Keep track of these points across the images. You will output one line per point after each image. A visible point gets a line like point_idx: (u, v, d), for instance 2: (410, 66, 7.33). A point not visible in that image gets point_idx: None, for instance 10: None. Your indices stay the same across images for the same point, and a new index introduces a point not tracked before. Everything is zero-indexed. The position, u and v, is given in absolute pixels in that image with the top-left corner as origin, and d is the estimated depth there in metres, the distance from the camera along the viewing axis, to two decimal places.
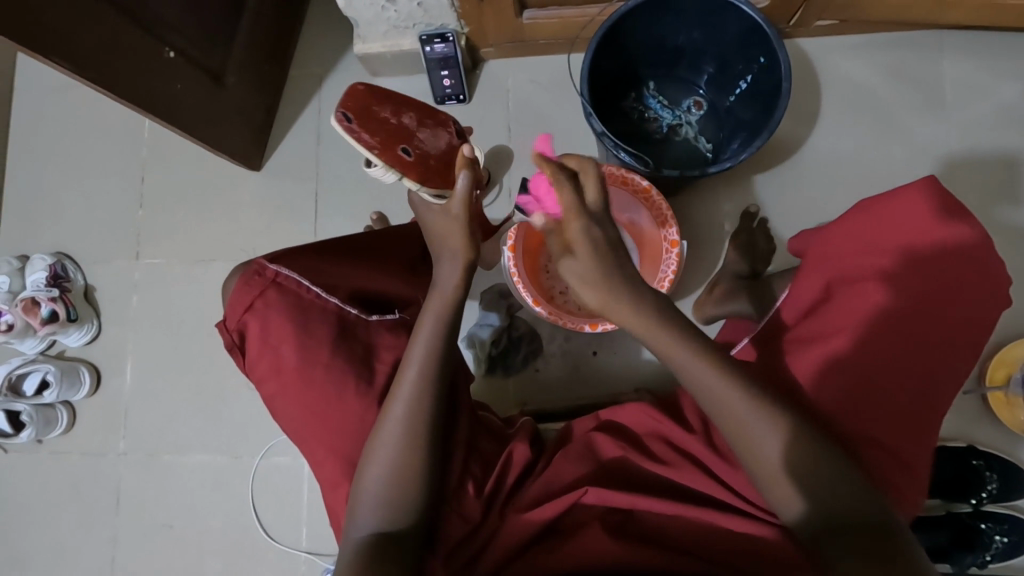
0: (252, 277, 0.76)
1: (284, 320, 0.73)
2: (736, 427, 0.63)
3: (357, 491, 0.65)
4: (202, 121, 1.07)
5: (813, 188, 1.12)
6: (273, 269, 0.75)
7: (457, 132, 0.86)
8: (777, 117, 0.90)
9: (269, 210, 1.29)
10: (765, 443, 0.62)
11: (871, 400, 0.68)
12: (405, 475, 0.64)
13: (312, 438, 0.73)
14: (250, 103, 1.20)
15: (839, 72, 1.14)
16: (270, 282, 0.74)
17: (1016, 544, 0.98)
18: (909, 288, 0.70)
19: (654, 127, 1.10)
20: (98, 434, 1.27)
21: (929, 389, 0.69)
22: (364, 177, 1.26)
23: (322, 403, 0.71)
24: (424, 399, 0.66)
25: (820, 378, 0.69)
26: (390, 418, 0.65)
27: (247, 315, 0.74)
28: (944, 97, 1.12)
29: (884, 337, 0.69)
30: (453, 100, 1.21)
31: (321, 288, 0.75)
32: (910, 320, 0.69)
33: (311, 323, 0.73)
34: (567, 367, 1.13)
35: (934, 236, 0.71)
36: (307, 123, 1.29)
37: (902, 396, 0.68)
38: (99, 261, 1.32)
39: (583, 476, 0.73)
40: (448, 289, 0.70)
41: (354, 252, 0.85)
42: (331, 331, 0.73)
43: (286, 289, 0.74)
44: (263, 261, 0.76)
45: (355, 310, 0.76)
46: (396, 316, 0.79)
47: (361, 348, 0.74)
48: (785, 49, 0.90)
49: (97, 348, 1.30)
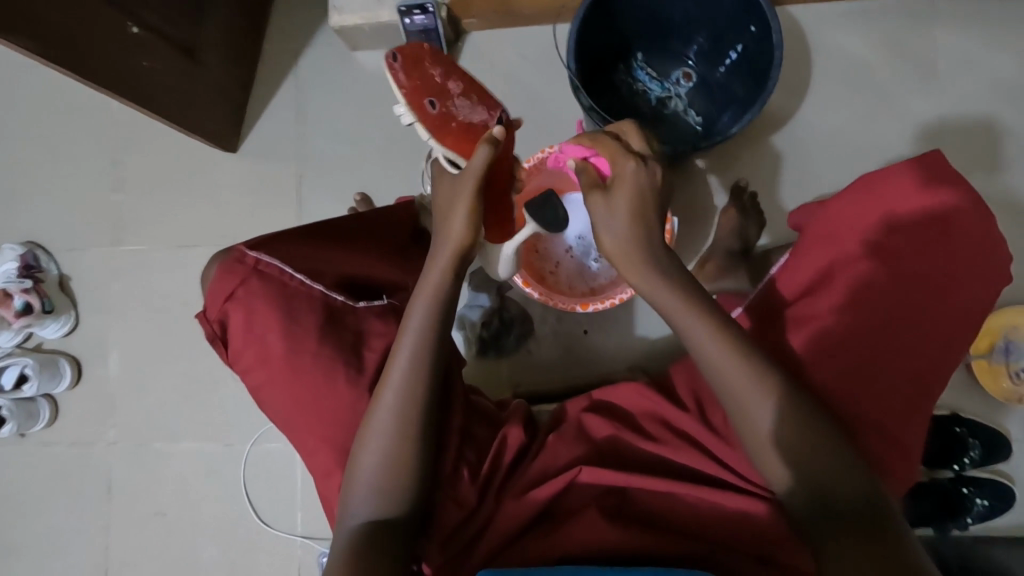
0: (232, 265, 0.73)
1: (266, 309, 0.70)
2: (735, 395, 0.63)
3: (350, 479, 0.65)
4: (167, 99, 1.02)
5: (803, 160, 1.11)
6: (253, 256, 0.73)
7: (504, 120, 0.68)
8: (768, 89, 0.88)
9: (248, 193, 1.25)
10: (762, 412, 0.62)
11: (864, 365, 0.69)
12: (401, 463, 0.63)
13: (303, 429, 0.71)
14: (223, 81, 1.15)
15: (830, 41, 1.12)
16: (251, 270, 0.72)
17: (996, 507, 1.01)
18: (906, 253, 0.71)
19: (642, 101, 1.07)
20: (83, 426, 1.25)
21: (921, 359, 0.70)
22: (347, 156, 1.23)
23: (311, 392, 0.69)
24: (418, 389, 0.64)
25: (816, 344, 0.70)
26: (382, 409, 0.64)
27: (229, 304, 0.72)
28: (935, 65, 1.11)
29: (880, 301, 0.70)
30: None
31: (305, 275, 0.73)
32: (906, 299, 0.70)
33: (297, 311, 0.71)
34: (556, 348, 1.13)
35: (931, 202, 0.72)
36: (285, 101, 1.24)
37: (897, 361, 0.69)
38: (73, 249, 1.28)
39: (578, 457, 0.73)
40: (435, 279, 0.67)
41: (338, 235, 0.82)
42: (318, 319, 0.71)
43: (268, 277, 0.72)
44: (243, 247, 0.74)
45: (341, 296, 0.74)
46: (384, 302, 0.77)
47: (350, 336, 0.71)
48: (777, 18, 0.87)
49: (77, 338, 1.27)
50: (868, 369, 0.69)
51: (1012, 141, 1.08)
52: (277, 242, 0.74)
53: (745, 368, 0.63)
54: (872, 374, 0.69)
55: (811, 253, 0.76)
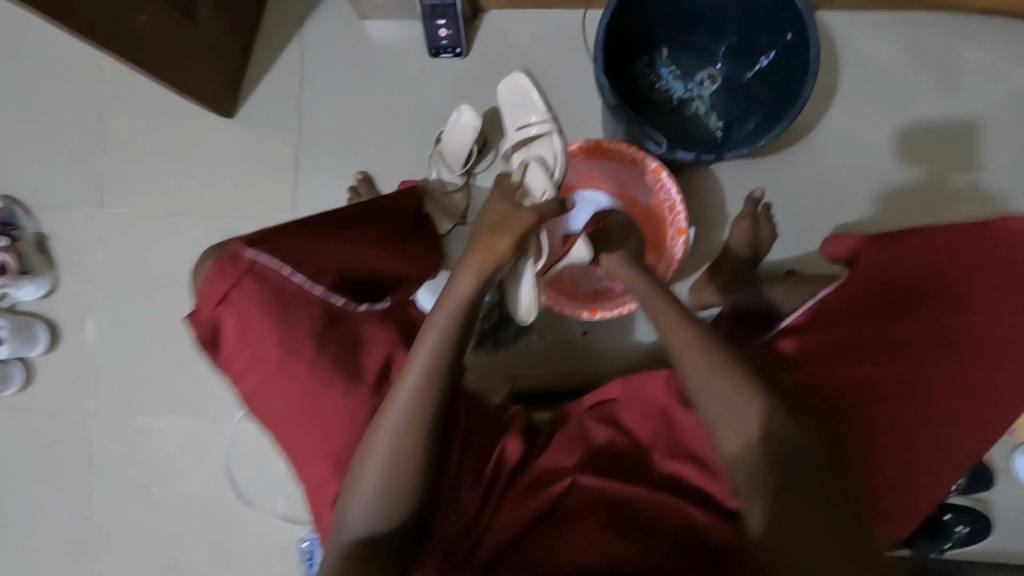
0: (226, 266, 0.69)
1: (262, 313, 0.66)
2: (716, 404, 0.62)
3: (349, 488, 0.61)
4: (163, 58, 0.94)
5: (820, 174, 1.08)
6: (248, 256, 0.68)
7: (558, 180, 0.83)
8: (802, 100, 0.84)
9: (244, 162, 1.19)
10: (738, 423, 0.61)
11: (844, 372, 0.72)
12: (406, 472, 0.60)
13: (300, 440, 0.68)
14: (221, 40, 1.07)
15: (861, 52, 1.08)
16: (246, 273, 0.67)
17: (974, 533, 1.02)
18: (897, 281, 0.77)
19: (663, 99, 1.03)
20: (59, 392, 1.20)
21: (907, 383, 0.72)
22: (350, 131, 1.17)
23: (308, 404, 0.66)
24: (428, 396, 0.61)
25: (803, 349, 0.75)
26: (392, 415, 0.61)
27: (223, 307, 0.68)
28: (963, 85, 1.08)
29: (864, 318, 0.75)
30: (449, 53, 1.13)
31: (303, 276, 0.69)
32: (936, 349, 0.73)
33: (293, 316, 0.67)
34: (555, 345, 1.10)
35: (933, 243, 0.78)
36: (287, 67, 1.18)
37: (879, 376, 0.72)
38: (53, 207, 1.21)
39: (575, 466, 0.71)
40: (462, 292, 0.64)
41: (339, 227, 0.77)
42: (316, 325, 0.67)
43: (265, 279, 0.68)
44: (238, 246, 0.69)
45: (342, 298, 0.70)
46: (386, 304, 0.74)
47: (349, 343, 0.68)
48: (817, 26, 0.84)
49: (55, 302, 1.21)
50: (849, 378, 0.72)
51: None
52: (276, 241, 0.69)
53: (730, 376, 0.62)
54: (852, 385, 0.72)
55: (861, 286, 0.78)
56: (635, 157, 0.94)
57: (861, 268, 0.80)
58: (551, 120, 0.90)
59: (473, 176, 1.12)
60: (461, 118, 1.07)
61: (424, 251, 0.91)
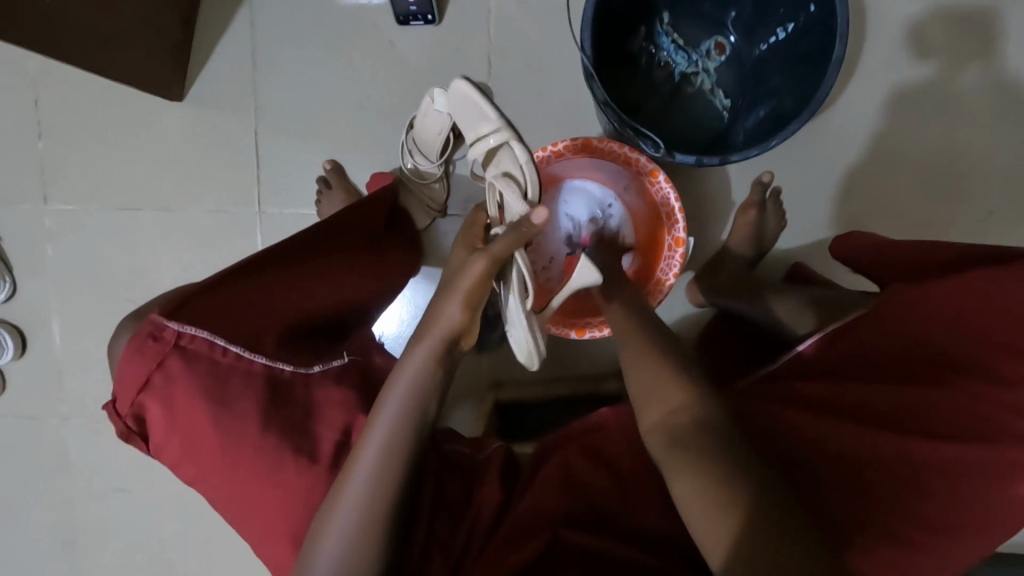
0: (147, 342, 0.57)
1: (191, 399, 0.56)
2: (652, 385, 0.62)
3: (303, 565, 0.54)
4: (74, 41, 0.82)
5: (836, 157, 0.97)
6: (173, 329, 0.57)
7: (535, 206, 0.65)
8: (821, 94, 0.72)
9: (199, 152, 1.08)
10: (673, 404, 0.59)
11: (834, 421, 0.58)
12: (366, 553, 0.53)
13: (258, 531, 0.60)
14: (155, 13, 0.93)
15: (891, 11, 0.94)
16: (171, 351, 0.57)
17: None
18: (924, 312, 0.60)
19: (663, 76, 0.90)
20: (34, 396, 1.17)
21: (946, 470, 0.55)
22: (314, 114, 1.05)
23: (260, 496, 0.57)
24: (395, 466, 0.55)
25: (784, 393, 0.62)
26: (350, 490, 0.54)
27: (146, 393, 0.57)
28: (1008, 50, 0.94)
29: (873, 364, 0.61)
30: (419, 20, 0.98)
31: (241, 346, 0.59)
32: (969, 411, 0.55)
33: (229, 396, 0.57)
34: (538, 348, 1.05)
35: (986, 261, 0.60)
36: (238, 40, 1.04)
37: (879, 428, 0.56)
38: (0, 203, 1.12)
39: (558, 513, 0.64)
40: (429, 347, 0.59)
41: (281, 272, 0.68)
42: (260, 403, 0.57)
43: (194, 356, 0.57)
44: (157, 319, 0.58)
45: (288, 364, 0.62)
46: (344, 361, 0.67)
47: (302, 415, 0.59)
48: (846, 0, 0.71)
49: (17, 306, 1.15)
50: (833, 427, 0.57)
51: None
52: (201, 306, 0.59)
53: (667, 369, 0.62)
54: (848, 442, 0.57)
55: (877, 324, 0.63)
56: (628, 157, 0.85)
57: (884, 306, 0.63)
58: (506, 128, 0.66)
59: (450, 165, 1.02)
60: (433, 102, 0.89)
61: (388, 270, 0.82)
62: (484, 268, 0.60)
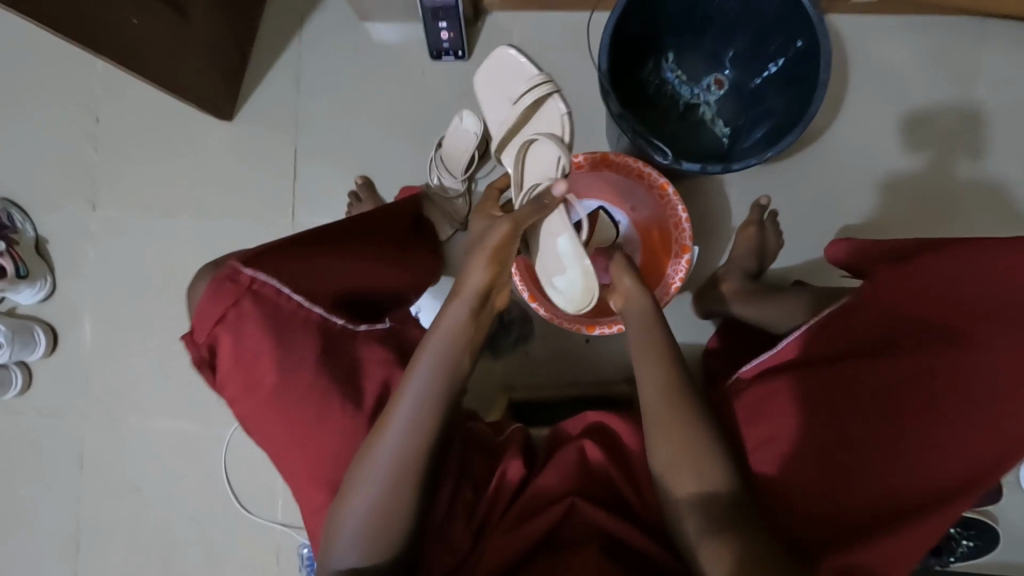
0: (223, 283, 0.65)
1: (259, 336, 0.64)
2: (678, 461, 0.64)
3: (332, 522, 0.59)
4: (156, 62, 0.92)
5: (828, 180, 1.06)
6: (248, 274, 0.65)
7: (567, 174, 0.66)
8: (811, 112, 0.82)
9: (241, 165, 1.17)
10: (702, 476, 0.63)
11: (845, 470, 0.63)
12: (389, 518, 0.57)
13: (295, 467, 0.66)
14: (218, 42, 1.05)
15: (871, 56, 1.06)
16: (244, 291, 0.64)
17: (979, 547, 1.01)
18: (912, 337, 0.64)
19: (670, 105, 1.02)
20: (58, 395, 1.20)
21: (922, 442, 0.61)
22: (349, 134, 1.15)
23: (305, 432, 0.64)
24: (422, 437, 0.58)
25: (795, 439, 0.67)
26: (377, 459, 0.57)
27: (219, 327, 0.65)
28: (976, 91, 1.05)
29: (868, 392, 0.65)
30: (450, 55, 1.10)
31: (303, 296, 0.67)
32: (935, 385, 0.61)
33: (292, 339, 0.64)
34: (551, 353, 1.09)
35: (966, 261, 0.63)
36: (286, 68, 1.16)
37: (889, 476, 0.61)
38: (50, 209, 1.20)
39: (569, 489, 0.69)
40: (451, 326, 0.61)
41: (336, 243, 0.76)
42: (315, 346, 0.65)
43: (263, 299, 0.65)
44: (236, 263, 0.66)
45: (341, 319, 0.69)
46: (387, 326, 0.74)
47: (347, 366, 0.66)
48: (827, 36, 0.82)
49: (53, 305, 1.20)
50: (846, 480, 0.63)
51: None
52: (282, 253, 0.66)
53: (668, 364, 0.69)
54: (825, 433, 0.66)
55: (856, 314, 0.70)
56: (641, 171, 0.93)
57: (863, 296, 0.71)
58: (547, 81, 0.70)
59: (473, 182, 1.10)
60: (463, 122, 1.05)
61: (421, 258, 0.91)
62: (507, 231, 0.61)
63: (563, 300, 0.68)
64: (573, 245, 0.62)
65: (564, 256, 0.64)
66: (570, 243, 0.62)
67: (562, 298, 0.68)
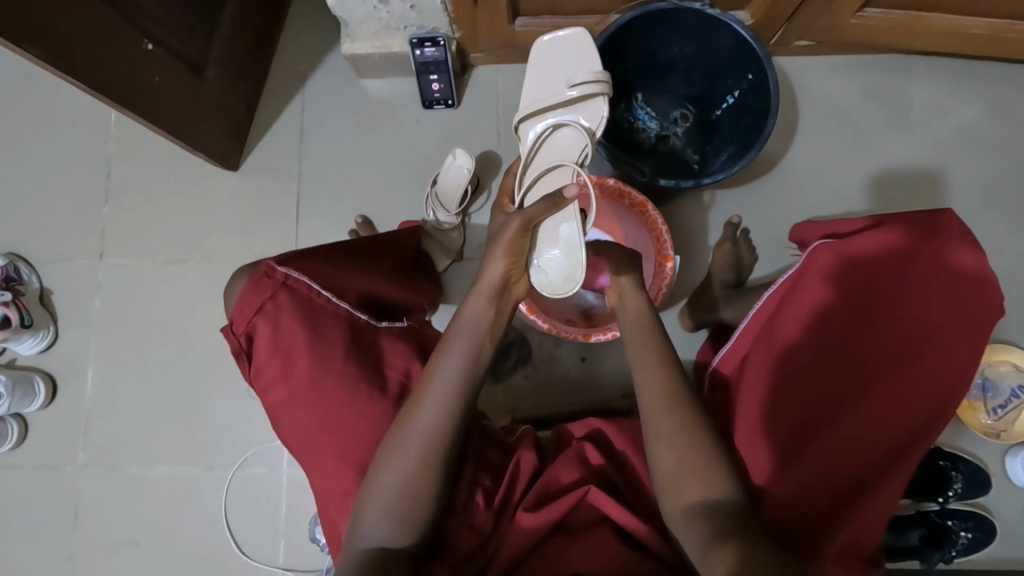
0: (260, 280, 0.74)
1: (295, 324, 0.72)
2: (684, 470, 0.68)
3: (367, 491, 0.67)
4: (175, 115, 1.01)
5: (792, 199, 1.17)
6: (283, 271, 0.74)
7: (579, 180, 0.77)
8: (767, 130, 0.94)
9: (246, 212, 1.24)
10: (707, 483, 0.67)
11: (807, 457, 0.71)
12: (419, 488, 0.66)
13: (321, 448, 0.72)
14: (229, 99, 1.15)
15: (816, 91, 1.20)
16: (280, 285, 0.73)
17: (978, 540, 1.04)
18: (850, 331, 0.74)
19: (643, 137, 1.12)
20: (55, 446, 1.19)
21: (864, 403, 0.72)
22: (349, 178, 1.24)
23: (334, 413, 0.71)
24: (452, 414, 0.68)
25: (762, 433, 0.73)
26: (411, 433, 0.67)
27: (257, 318, 0.73)
28: (911, 117, 1.19)
29: (817, 382, 0.74)
30: (442, 104, 1.22)
31: (332, 292, 0.76)
32: (871, 355, 0.73)
33: (324, 328, 0.73)
34: (552, 373, 1.13)
35: (888, 250, 0.76)
36: (289, 122, 1.25)
37: (845, 453, 0.71)
38: (57, 261, 1.24)
39: (581, 480, 0.75)
40: (474, 321, 0.72)
41: (354, 254, 0.86)
42: (344, 335, 0.74)
43: (297, 293, 0.74)
44: (272, 262, 0.75)
45: (365, 315, 0.78)
46: (404, 324, 0.83)
47: (373, 355, 0.75)
48: (773, 68, 0.95)
49: (54, 354, 1.22)
50: (811, 444, 0.72)
51: (980, 190, 1.16)
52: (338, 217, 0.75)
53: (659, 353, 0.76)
54: (792, 404, 0.74)
55: (811, 292, 0.78)
56: (622, 191, 1.04)
57: (812, 275, 0.79)
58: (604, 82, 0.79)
59: (467, 216, 1.19)
60: (455, 161, 1.14)
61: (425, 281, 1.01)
62: (518, 227, 0.72)
63: (543, 282, 0.76)
64: (576, 232, 0.74)
65: (563, 242, 0.75)
66: (573, 231, 0.74)
67: (544, 280, 0.76)
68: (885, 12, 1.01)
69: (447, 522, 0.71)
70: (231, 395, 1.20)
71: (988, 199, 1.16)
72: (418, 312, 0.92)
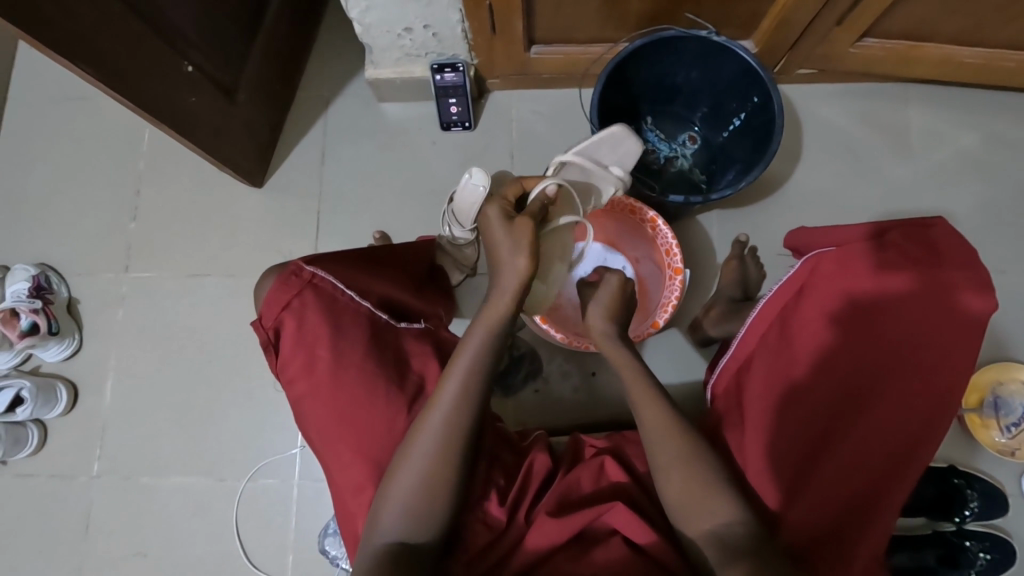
0: (288, 278, 0.77)
1: (320, 320, 0.75)
2: (693, 492, 0.70)
3: (384, 490, 0.69)
4: (210, 134, 1.07)
5: (797, 219, 1.20)
6: (309, 270, 0.78)
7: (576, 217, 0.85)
8: (771, 150, 0.98)
9: (268, 228, 1.29)
10: (718, 511, 0.68)
11: (815, 477, 0.72)
12: (435, 487, 0.67)
13: (340, 442, 0.74)
14: (258, 120, 1.22)
15: (820, 116, 1.24)
16: (307, 283, 0.76)
17: (998, 561, 1.02)
18: (852, 344, 0.75)
19: (652, 158, 1.18)
20: (72, 453, 1.21)
21: (863, 423, 0.72)
22: (368, 196, 1.28)
23: (354, 407, 0.73)
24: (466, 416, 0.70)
25: (770, 457, 0.74)
26: (426, 430, 0.69)
27: (284, 313, 0.76)
28: (912, 142, 1.23)
29: (821, 402, 0.75)
30: (458, 126, 1.27)
31: (354, 292, 0.79)
32: (871, 374, 0.73)
33: (346, 325, 0.76)
34: (562, 386, 1.14)
35: (889, 266, 0.74)
36: (312, 141, 1.31)
37: (846, 473, 0.71)
38: (85, 273, 1.29)
39: (600, 490, 0.76)
40: (497, 315, 0.73)
41: (374, 261, 0.89)
42: (365, 332, 0.77)
43: (323, 291, 0.77)
44: (299, 262, 0.79)
45: (385, 316, 0.81)
46: (422, 327, 0.86)
47: (391, 352, 0.78)
48: (777, 91, 0.99)
49: (76, 363, 1.25)
50: (813, 464, 0.73)
51: (983, 212, 1.19)
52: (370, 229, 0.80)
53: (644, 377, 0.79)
54: (794, 425, 0.75)
55: (811, 313, 0.78)
56: (633, 207, 1.08)
57: (813, 292, 0.79)
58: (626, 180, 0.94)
59: None
60: (472, 179, 1.01)
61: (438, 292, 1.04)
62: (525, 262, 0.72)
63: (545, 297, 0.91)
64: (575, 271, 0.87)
65: None
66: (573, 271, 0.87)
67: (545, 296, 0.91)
68: (881, 42, 1.07)
69: (462, 522, 0.72)
70: (245, 406, 1.22)
71: (991, 221, 1.19)
72: (434, 318, 0.94)
